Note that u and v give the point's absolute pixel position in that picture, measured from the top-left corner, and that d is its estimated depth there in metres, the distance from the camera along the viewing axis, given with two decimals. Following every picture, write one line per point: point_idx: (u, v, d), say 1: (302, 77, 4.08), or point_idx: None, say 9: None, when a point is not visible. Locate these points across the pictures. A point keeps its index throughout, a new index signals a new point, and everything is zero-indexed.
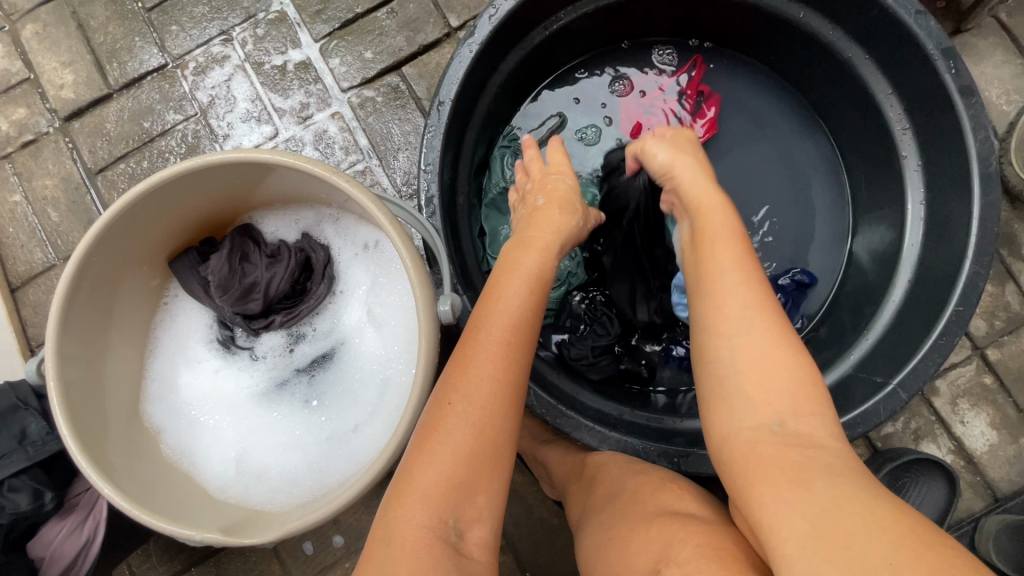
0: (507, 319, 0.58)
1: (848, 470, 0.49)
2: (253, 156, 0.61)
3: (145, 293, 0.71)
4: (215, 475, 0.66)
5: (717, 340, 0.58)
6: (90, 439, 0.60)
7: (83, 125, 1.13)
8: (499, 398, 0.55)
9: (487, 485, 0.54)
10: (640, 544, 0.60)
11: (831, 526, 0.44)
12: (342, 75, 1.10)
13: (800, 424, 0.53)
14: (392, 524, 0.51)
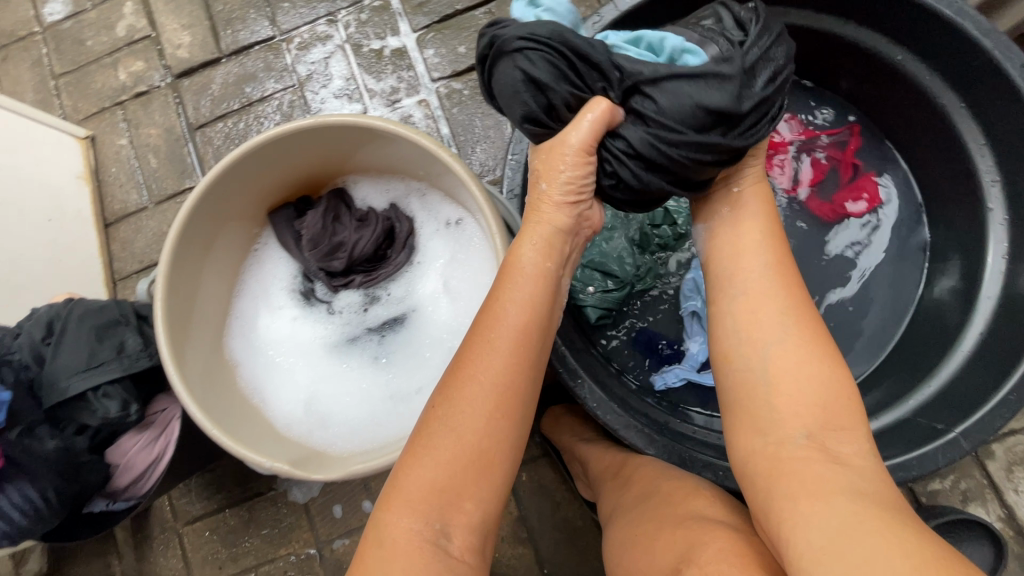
0: (509, 326, 0.57)
1: (872, 490, 0.52)
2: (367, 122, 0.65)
3: (244, 238, 0.77)
4: (283, 413, 0.71)
5: (752, 348, 0.63)
6: (183, 360, 0.65)
7: (191, 83, 1.22)
8: (499, 402, 0.55)
9: (475, 491, 0.54)
10: (664, 543, 0.62)
11: (849, 546, 0.47)
12: (434, 65, 1.16)
13: (830, 437, 0.57)
14: (383, 527, 0.55)
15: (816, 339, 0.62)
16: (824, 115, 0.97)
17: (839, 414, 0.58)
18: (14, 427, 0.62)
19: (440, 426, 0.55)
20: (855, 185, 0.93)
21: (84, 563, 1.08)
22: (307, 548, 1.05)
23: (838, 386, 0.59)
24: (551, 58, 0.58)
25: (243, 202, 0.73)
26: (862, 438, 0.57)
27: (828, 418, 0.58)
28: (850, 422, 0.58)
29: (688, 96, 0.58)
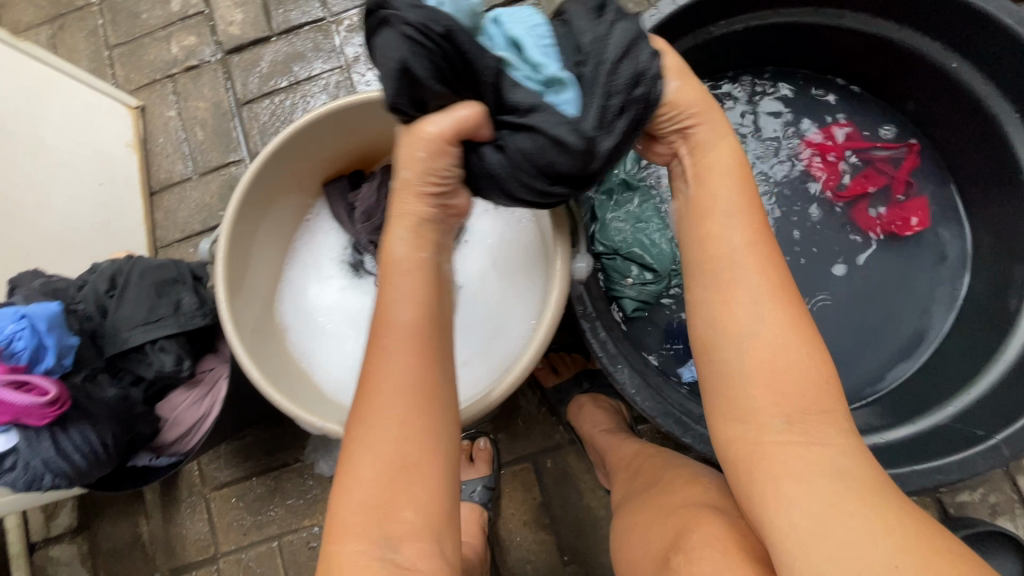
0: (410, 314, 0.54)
1: (855, 470, 0.51)
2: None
3: (300, 208, 0.78)
4: (331, 378, 0.73)
5: (728, 339, 0.57)
6: (242, 318, 0.67)
7: (241, 60, 1.25)
8: (415, 396, 0.51)
9: (416, 494, 0.49)
10: (657, 529, 0.64)
11: (844, 535, 0.47)
12: None
13: (807, 420, 0.53)
14: (331, 560, 0.49)
15: (798, 321, 0.56)
16: (888, 134, 0.98)
17: (820, 398, 0.54)
18: (79, 371, 0.63)
19: (360, 441, 0.50)
20: (904, 207, 0.93)
21: (112, 520, 1.10)
22: None
23: (815, 362, 0.55)
24: (413, 54, 0.49)
25: (304, 172, 0.75)
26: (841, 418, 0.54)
27: (805, 400, 0.54)
28: (829, 401, 0.54)
29: (522, 151, 0.52)
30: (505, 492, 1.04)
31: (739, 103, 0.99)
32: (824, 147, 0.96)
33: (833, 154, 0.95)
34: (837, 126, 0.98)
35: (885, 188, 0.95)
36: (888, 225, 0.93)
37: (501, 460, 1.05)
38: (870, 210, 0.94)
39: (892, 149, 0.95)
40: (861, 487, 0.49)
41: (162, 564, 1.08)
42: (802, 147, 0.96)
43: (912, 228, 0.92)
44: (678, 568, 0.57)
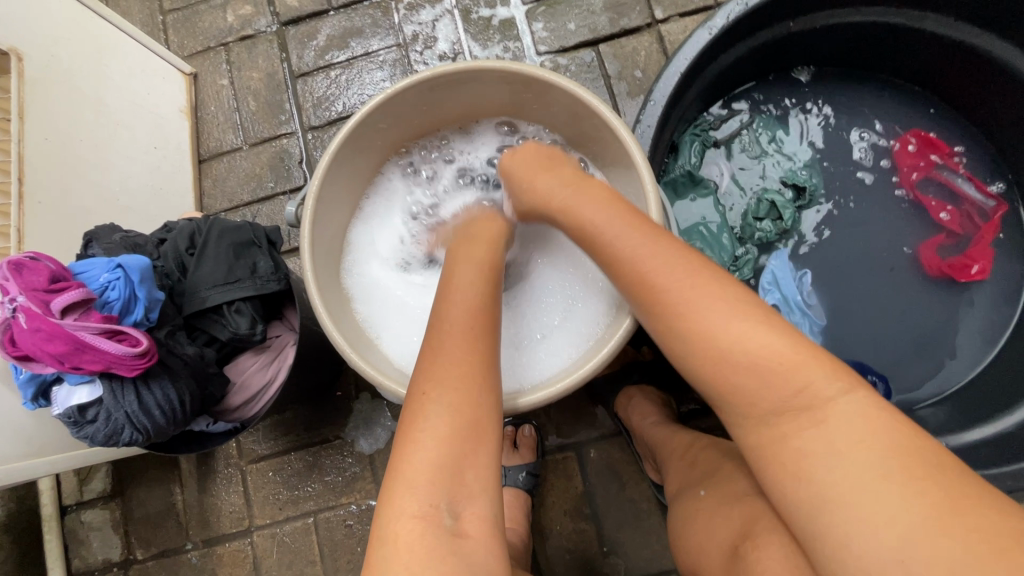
0: (468, 308, 0.59)
1: (857, 455, 0.47)
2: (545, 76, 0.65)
3: (369, 176, 0.76)
4: (401, 350, 0.69)
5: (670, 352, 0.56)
6: (325, 284, 0.66)
7: (297, 32, 1.23)
8: (470, 374, 0.55)
9: (474, 464, 0.52)
10: (727, 517, 0.66)
11: (829, 520, 0.46)
12: (542, 39, 1.17)
13: (795, 415, 0.49)
14: (386, 521, 0.49)
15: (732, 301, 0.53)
16: (997, 189, 0.96)
17: (793, 382, 0.49)
18: (161, 328, 0.61)
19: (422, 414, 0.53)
20: (971, 255, 0.92)
21: (146, 488, 1.09)
22: (368, 499, 1.06)
23: (764, 333, 0.51)
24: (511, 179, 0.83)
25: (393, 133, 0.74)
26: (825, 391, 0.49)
27: (782, 382, 0.50)
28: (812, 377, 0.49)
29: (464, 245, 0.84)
30: (547, 481, 1.03)
31: (806, 102, 1.01)
32: (932, 154, 0.96)
33: (930, 162, 0.96)
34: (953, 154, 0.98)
35: (964, 232, 0.94)
36: (948, 266, 0.92)
37: (545, 448, 1.05)
38: (938, 240, 0.93)
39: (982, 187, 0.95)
40: (864, 478, 0.46)
41: (195, 534, 1.07)
42: (901, 140, 0.98)
43: (974, 272, 0.92)
44: (746, 554, 0.59)
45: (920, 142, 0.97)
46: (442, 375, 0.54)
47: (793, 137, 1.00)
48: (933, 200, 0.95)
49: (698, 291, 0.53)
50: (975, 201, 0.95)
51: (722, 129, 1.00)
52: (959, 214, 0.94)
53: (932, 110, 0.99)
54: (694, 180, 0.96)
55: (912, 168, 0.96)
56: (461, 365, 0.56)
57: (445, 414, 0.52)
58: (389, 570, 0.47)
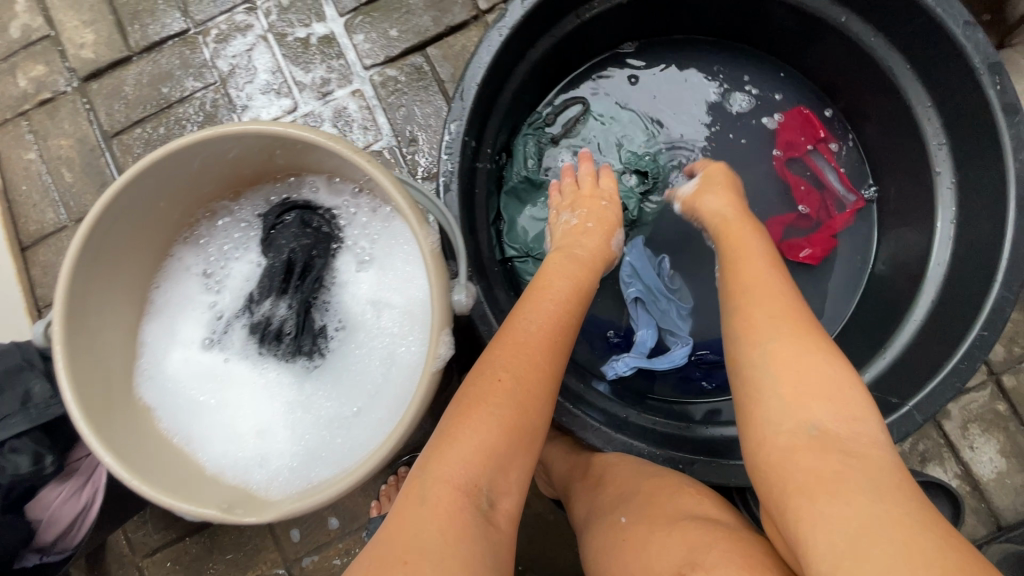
0: (552, 311, 0.68)
1: (892, 489, 0.47)
2: (284, 132, 0.59)
3: (147, 265, 0.69)
4: (213, 456, 0.64)
5: (749, 346, 0.59)
6: (99, 402, 0.60)
7: (101, 86, 1.12)
8: (541, 376, 0.63)
9: (517, 461, 0.59)
10: (659, 547, 0.57)
11: (854, 551, 0.43)
12: (366, 52, 1.09)
13: (840, 428, 0.52)
14: (430, 481, 0.56)
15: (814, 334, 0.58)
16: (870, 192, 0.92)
17: (848, 405, 0.53)
18: None
19: (490, 398, 0.60)
20: (812, 239, 0.90)
21: None
22: (275, 569, 1.02)
23: (839, 367, 0.55)
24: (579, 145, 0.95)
25: (157, 215, 0.66)
26: (873, 432, 0.52)
27: (847, 406, 0.53)
28: (863, 412, 0.53)
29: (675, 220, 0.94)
30: None
31: (642, 80, 0.96)
32: (818, 130, 0.93)
33: (810, 140, 0.93)
34: (834, 135, 0.94)
35: (817, 220, 0.92)
36: (784, 245, 0.90)
37: None
38: (789, 217, 0.91)
39: (845, 182, 0.92)
40: (898, 512, 0.45)
41: None
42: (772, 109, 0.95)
43: (807, 254, 0.89)
44: None
45: (801, 118, 0.93)
46: (518, 367, 0.62)
47: (631, 119, 0.95)
48: (797, 177, 0.92)
49: (779, 318, 0.60)
50: (831, 192, 0.92)
51: (557, 124, 0.95)
52: (811, 204, 0.91)
53: (775, 71, 0.95)
54: (534, 184, 0.92)
55: (794, 144, 0.93)
56: (537, 376, 0.63)
57: (513, 403, 0.60)
58: (424, 528, 0.53)
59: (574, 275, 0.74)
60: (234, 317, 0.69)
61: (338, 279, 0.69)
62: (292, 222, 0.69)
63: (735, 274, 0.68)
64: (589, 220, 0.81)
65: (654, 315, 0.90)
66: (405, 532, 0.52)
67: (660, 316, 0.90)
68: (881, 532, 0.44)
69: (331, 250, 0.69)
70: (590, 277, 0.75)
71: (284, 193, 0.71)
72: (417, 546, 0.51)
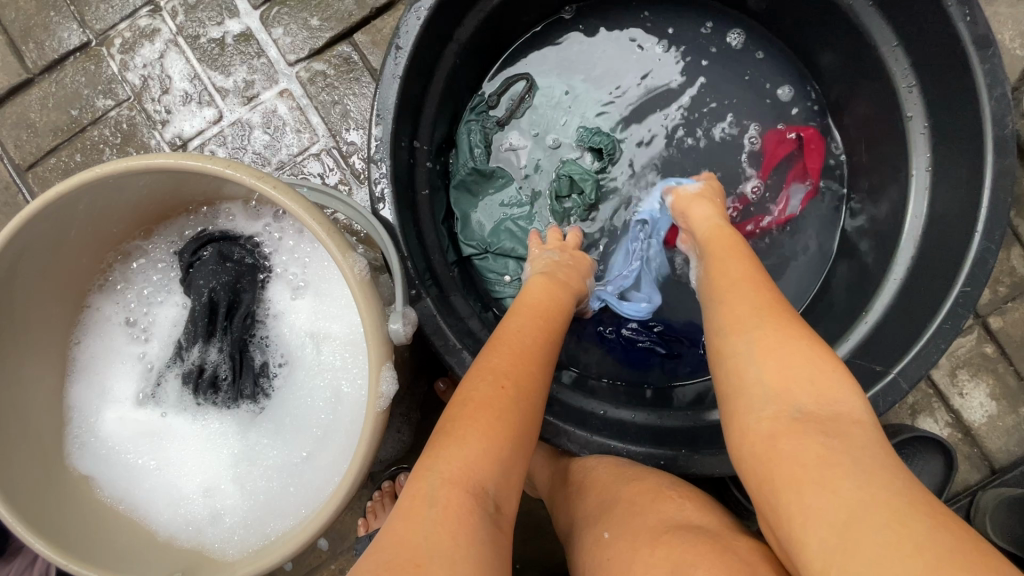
0: (542, 325, 0.64)
1: (880, 470, 0.42)
2: (179, 164, 0.53)
3: (60, 325, 0.62)
4: (165, 518, 0.59)
5: (733, 336, 0.55)
6: (24, 482, 0.54)
7: (4, 116, 1.02)
8: (538, 385, 0.58)
9: (518, 469, 0.53)
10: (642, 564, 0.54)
11: (847, 544, 0.39)
12: (288, 46, 0.99)
13: (825, 409, 0.47)
14: (438, 483, 0.48)
15: (793, 320, 0.54)
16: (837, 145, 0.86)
17: (831, 384, 0.49)
18: None
19: (499, 398, 0.54)
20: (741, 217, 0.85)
21: None
22: None
23: (822, 349, 0.51)
24: (527, 127, 0.88)
25: (60, 268, 0.60)
26: (860, 411, 0.48)
27: (825, 387, 0.48)
28: (846, 389, 0.49)
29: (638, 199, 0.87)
30: None
31: (588, 46, 0.88)
32: (812, 142, 0.85)
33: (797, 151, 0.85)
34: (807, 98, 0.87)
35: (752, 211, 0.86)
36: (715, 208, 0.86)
37: None
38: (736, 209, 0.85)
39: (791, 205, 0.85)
40: (886, 493, 0.41)
41: None
42: (731, 63, 0.88)
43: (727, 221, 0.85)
44: None
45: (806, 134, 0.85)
46: (524, 375, 0.57)
47: (579, 90, 0.88)
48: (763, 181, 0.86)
49: (761, 309, 0.56)
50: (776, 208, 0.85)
51: (500, 106, 0.88)
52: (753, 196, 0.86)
53: (735, 22, 0.87)
54: (484, 174, 0.85)
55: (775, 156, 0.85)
56: (531, 380, 0.58)
57: (518, 410, 0.54)
58: (435, 532, 0.45)
59: (553, 294, 0.70)
60: (165, 367, 0.64)
61: (272, 312, 0.63)
62: (209, 257, 0.62)
63: (721, 269, 0.63)
64: (570, 257, 0.78)
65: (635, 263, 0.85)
66: (414, 534, 0.45)
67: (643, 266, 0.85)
68: (876, 518, 0.39)
69: (259, 281, 0.63)
70: (569, 299, 0.71)
71: (200, 225, 0.66)
72: (427, 549, 0.44)
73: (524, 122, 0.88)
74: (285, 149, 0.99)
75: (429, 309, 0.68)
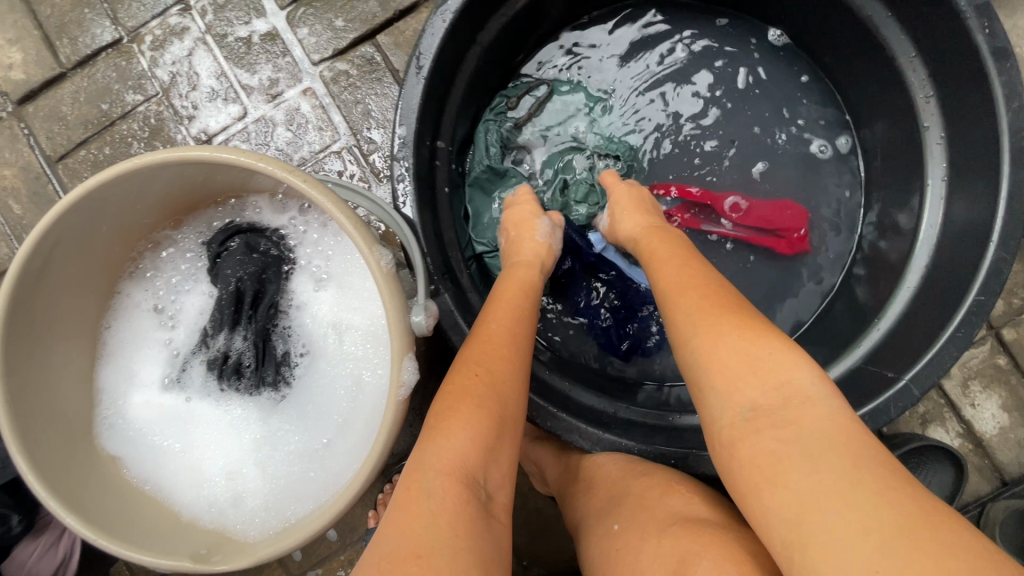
0: (513, 310, 0.65)
1: (837, 454, 0.44)
2: (214, 156, 0.55)
3: (91, 310, 0.64)
4: (190, 501, 0.61)
5: (678, 343, 0.56)
6: (56, 460, 0.56)
7: (37, 109, 1.05)
8: (515, 370, 0.59)
9: (507, 452, 0.55)
10: (649, 558, 0.55)
11: (802, 538, 0.42)
12: (312, 46, 1.02)
13: (770, 400, 0.48)
14: (429, 477, 0.51)
15: (731, 310, 0.54)
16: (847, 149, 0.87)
17: (772, 371, 0.49)
18: None
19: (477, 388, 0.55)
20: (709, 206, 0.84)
21: None
22: None
23: (764, 335, 0.51)
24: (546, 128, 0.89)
25: (93, 254, 0.62)
26: (809, 389, 0.48)
27: (769, 373, 0.49)
28: (791, 371, 0.49)
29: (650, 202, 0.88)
30: None
31: (608, 48, 0.89)
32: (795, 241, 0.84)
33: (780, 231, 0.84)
34: (823, 104, 0.88)
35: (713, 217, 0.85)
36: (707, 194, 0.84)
37: None
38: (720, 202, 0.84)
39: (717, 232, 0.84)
40: (838, 477, 0.42)
41: None
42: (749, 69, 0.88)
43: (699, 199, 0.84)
44: None
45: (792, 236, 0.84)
46: (498, 362, 0.58)
47: (597, 95, 0.89)
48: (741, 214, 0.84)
49: (700, 306, 0.55)
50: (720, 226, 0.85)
51: (521, 107, 0.88)
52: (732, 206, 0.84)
53: (756, 30, 0.88)
54: (499, 173, 0.86)
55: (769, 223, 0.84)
56: (512, 366, 0.59)
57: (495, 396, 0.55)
58: (433, 525, 0.47)
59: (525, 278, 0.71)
60: (191, 354, 0.66)
61: (294, 303, 0.65)
62: (237, 248, 0.64)
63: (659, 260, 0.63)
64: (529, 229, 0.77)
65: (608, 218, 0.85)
66: (416, 527, 0.47)
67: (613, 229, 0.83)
68: (845, 505, 0.41)
69: (283, 272, 0.65)
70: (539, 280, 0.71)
71: (227, 217, 0.68)
72: (429, 541, 0.46)
73: (543, 122, 0.89)
74: (307, 147, 1.01)
75: (447, 304, 0.69)
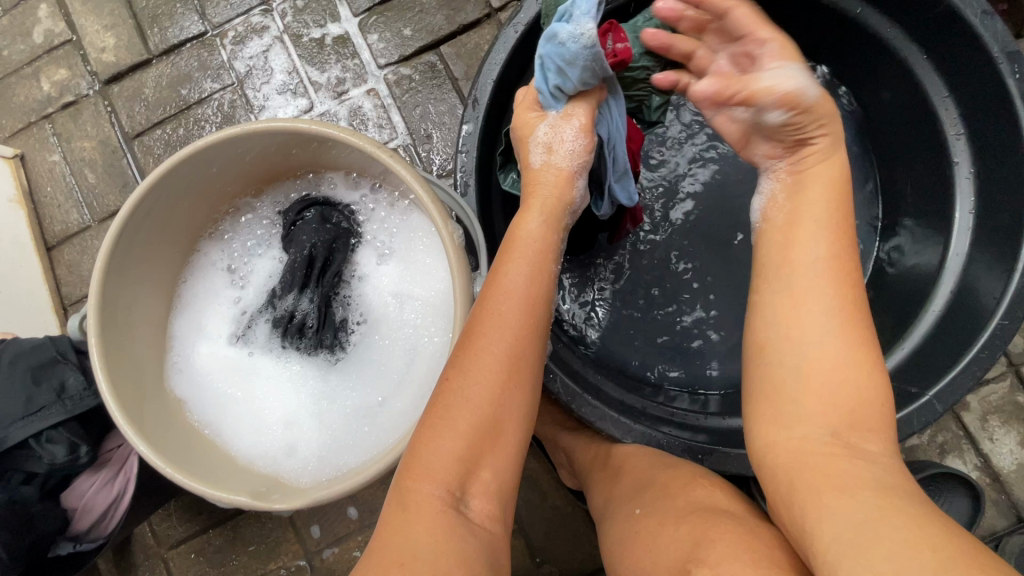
0: (511, 297, 0.57)
1: (898, 487, 0.48)
2: (311, 129, 0.61)
3: (174, 263, 0.70)
4: (239, 454, 0.65)
5: (785, 343, 0.58)
6: (131, 395, 0.61)
7: (122, 89, 1.14)
8: (500, 373, 0.54)
9: (491, 461, 0.54)
10: (671, 537, 0.58)
11: (864, 536, 0.44)
12: (380, 51, 1.10)
13: (855, 436, 0.53)
14: (404, 493, 0.52)
15: (856, 333, 0.56)
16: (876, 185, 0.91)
17: (870, 416, 0.54)
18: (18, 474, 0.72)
19: (454, 397, 0.53)
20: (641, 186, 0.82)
21: None
22: (296, 560, 1.04)
23: (873, 376, 0.55)
24: None
25: (184, 212, 0.68)
26: (889, 442, 0.54)
27: (860, 415, 0.54)
28: (880, 422, 0.54)
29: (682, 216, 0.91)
30: None
31: None
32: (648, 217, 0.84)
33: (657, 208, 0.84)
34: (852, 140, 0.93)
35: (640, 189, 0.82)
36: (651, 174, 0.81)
37: None
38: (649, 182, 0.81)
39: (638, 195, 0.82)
40: (902, 501, 0.47)
41: None
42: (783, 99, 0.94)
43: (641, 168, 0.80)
44: None
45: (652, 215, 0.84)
46: (483, 368, 0.54)
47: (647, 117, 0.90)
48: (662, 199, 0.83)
49: (829, 315, 0.57)
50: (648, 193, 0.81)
51: None
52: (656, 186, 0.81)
53: None
54: None
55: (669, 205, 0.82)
56: (497, 370, 0.54)
57: (472, 406, 0.53)
58: (404, 541, 0.48)
59: (538, 255, 0.60)
60: (258, 312, 0.71)
61: (358, 274, 0.70)
62: (313, 218, 0.70)
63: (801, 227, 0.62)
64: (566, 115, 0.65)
65: (578, 26, 0.58)
66: (390, 541, 0.49)
67: (610, 73, 0.63)
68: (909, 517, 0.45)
69: (351, 245, 0.71)
70: (549, 254, 0.62)
71: (305, 190, 0.74)
72: (403, 548, 0.48)
73: None
74: None
75: None
